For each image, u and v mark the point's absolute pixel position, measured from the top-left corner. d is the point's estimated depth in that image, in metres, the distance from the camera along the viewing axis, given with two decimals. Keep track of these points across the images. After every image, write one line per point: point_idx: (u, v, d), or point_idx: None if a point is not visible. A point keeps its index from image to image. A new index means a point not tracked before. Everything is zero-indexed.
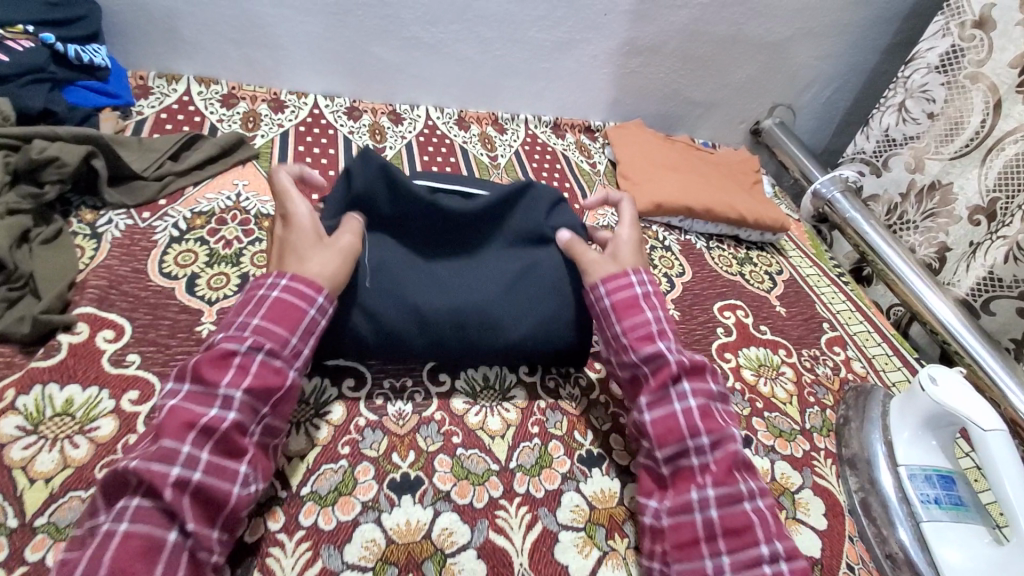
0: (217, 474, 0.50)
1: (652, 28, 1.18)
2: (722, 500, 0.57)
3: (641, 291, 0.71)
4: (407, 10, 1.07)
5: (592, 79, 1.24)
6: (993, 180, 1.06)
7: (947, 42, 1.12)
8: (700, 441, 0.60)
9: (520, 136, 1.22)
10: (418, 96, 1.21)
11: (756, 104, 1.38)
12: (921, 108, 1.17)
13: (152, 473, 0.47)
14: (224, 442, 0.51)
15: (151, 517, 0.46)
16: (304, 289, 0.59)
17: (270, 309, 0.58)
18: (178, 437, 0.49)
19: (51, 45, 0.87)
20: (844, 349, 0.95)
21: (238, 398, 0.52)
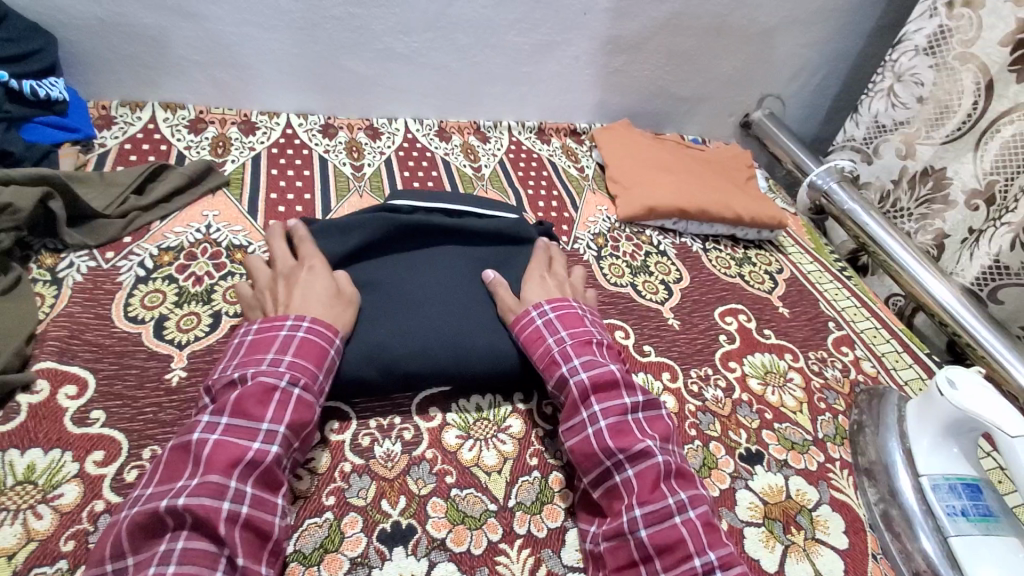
0: (261, 507, 0.51)
1: (634, 24, 1.14)
2: (652, 519, 0.55)
3: (542, 320, 0.69)
4: (377, 21, 1.02)
5: (575, 80, 1.20)
6: (991, 163, 1.02)
7: (934, 23, 1.08)
8: (614, 461, 0.59)
9: (503, 144, 1.18)
10: (396, 108, 1.16)
11: (745, 96, 1.34)
12: (910, 92, 1.13)
13: (205, 510, 0.47)
14: (267, 476, 0.52)
15: (201, 557, 0.46)
16: (329, 329, 0.62)
17: (298, 346, 0.59)
18: (226, 473, 0.50)
19: (5, 83, 0.81)
20: (853, 348, 0.91)
21: (281, 432, 0.54)
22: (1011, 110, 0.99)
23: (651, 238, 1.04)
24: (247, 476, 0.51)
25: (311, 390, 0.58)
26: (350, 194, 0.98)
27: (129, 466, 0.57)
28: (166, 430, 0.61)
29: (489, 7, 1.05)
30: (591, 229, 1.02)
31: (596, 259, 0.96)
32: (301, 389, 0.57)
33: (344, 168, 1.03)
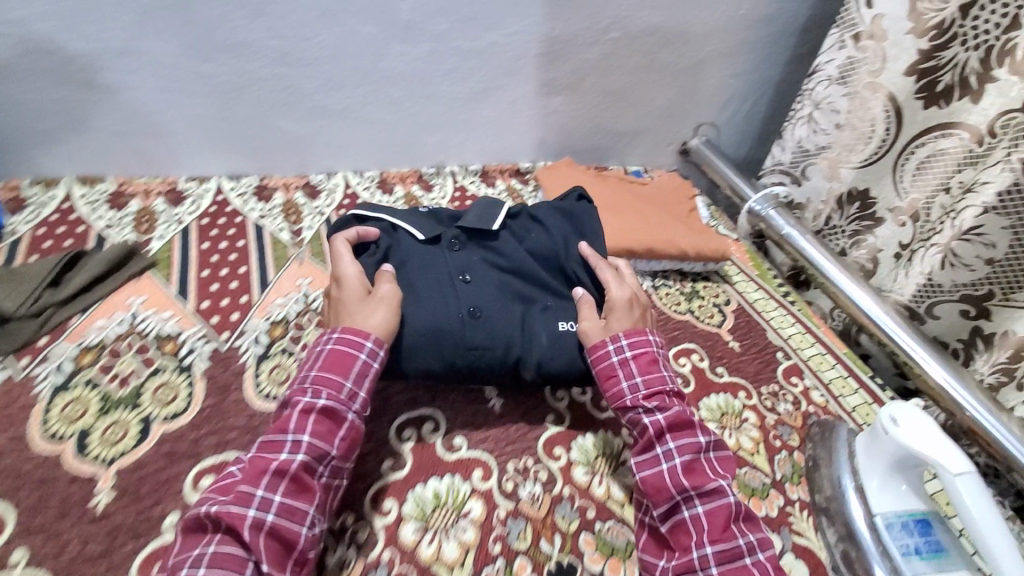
0: (289, 516, 0.59)
1: (567, 67, 1.15)
2: (721, 558, 0.62)
3: (619, 358, 0.75)
4: (306, 79, 0.99)
5: (515, 124, 1.20)
6: (908, 183, 1.08)
7: (843, 54, 1.12)
8: (687, 497, 0.66)
9: (448, 191, 1.17)
10: (335, 163, 1.13)
11: (681, 126, 1.37)
12: (827, 118, 1.18)
13: (232, 517, 0.56)
14: (294, 482, 0.60)
15: (227, 562, 0.55)
16: (353, 338, 0.68)
17: (325, 360, 0.67)
18: (253, 483, 0.59)
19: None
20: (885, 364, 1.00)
21: (303, 441, 0.62)
22: (920, 135, 1.04)
23: None
24: (269, 486, 0.59)
25: (336, 401, 0.65)
26: (288, 262, 0.93)
27: None
28: (96, 565, 0.57)
29: (422, 60, 1.03)
30: None
31: None
32: (325, 399, 0.65)
33: (282, 234, 0.98)
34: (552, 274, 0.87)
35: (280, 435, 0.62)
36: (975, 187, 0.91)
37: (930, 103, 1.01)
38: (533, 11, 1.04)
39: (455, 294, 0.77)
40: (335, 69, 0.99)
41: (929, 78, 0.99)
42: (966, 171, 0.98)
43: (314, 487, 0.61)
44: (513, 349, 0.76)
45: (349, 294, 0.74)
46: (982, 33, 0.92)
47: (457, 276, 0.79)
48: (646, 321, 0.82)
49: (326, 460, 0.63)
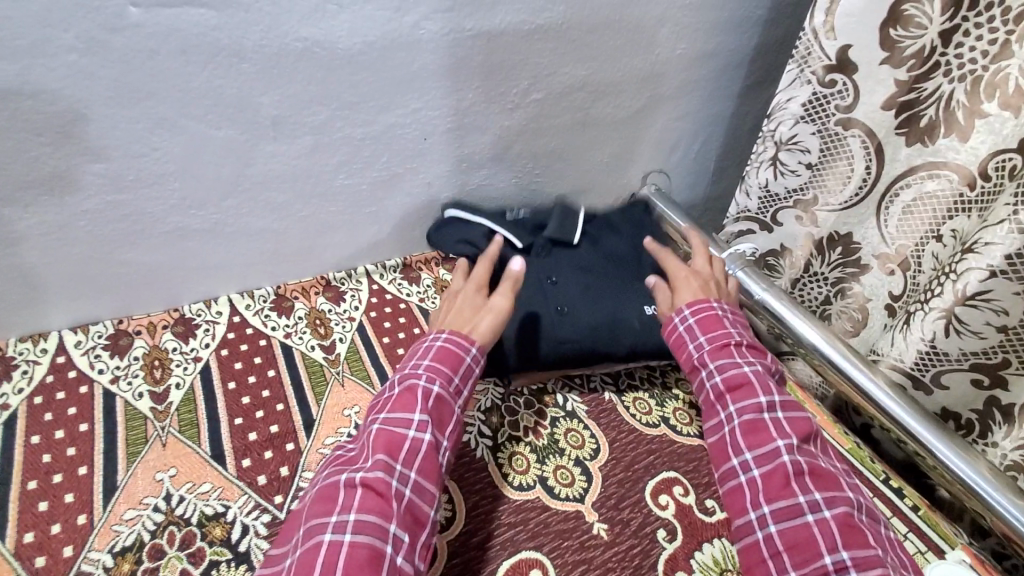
0: (419, 494, 0.63)
1: (484, 139, 0.97)
2: (780, 515, 0.64)
3: (686, 327, 0.81)
4: (152, 202, 0.80)
5: (434, 208, 1.02)
6: (894, 227, 0.93)
7: (807, 90, 0.93)
8: (744, 457, 0.69)
9: (362, 298, 1.00)
10: (219, 287, 0.95)
11: (625, 178, 1.21)
12: (796, 160, 1.00)
13: (380, 484, 0.60)
14: (425, 461, 0.65)
15: (370, 529, 0.58)
16: (462, 339, 0.75)
17: (436, 354, 0.73)
18: (389, 454, 0.63)
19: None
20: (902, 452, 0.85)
21: (429, 423, 0.66)
22: (905, 174, 0.89)
23: (555, 395, 0.86)
24: (409, 466, 0.63)
25: (445, 390, 0.70)
26: (146, 447, 0.76)
27: None
28: None
29: (307, 157, 0.85)
30: (483, 406, 0.83)
31: (493, 453, 0.78)
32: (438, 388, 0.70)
33: (141, 401, 0.81)
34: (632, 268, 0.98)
35: (411, 412, 0.67)
36: (976, 249, 0.78)
37: (913, 139, 0.86)
38: (434, 84, 0.86)
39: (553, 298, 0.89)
40: (196, 183, 0.81)
41: (913, 110, 0.84)
42: (960, 217, 0.84)
43: (439, 470, 0.65)
44: (600, 340, 0.86)
45: (467, 295, 0.84)
46: (968, 62, 0.78)
47: (547, 278, 0.92)
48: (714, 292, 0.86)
49: (444, 448, 0.67)
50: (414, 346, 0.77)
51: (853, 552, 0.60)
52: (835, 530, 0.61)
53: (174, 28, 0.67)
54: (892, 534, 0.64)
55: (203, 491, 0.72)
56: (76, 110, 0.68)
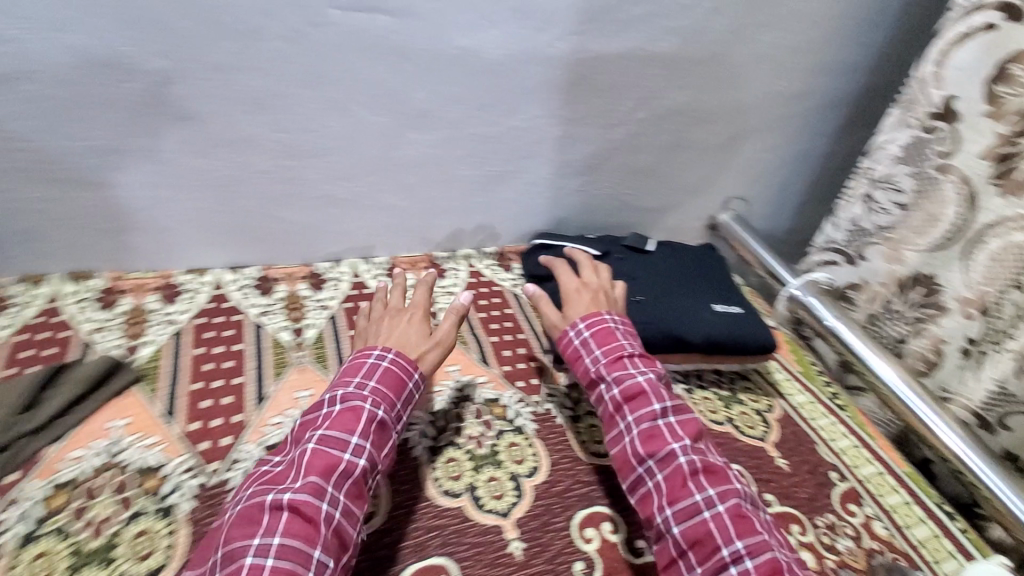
0: (346, 518, 0.62)
1: (484, 145, 1.01)
2: (682, 517, 0.66)
3: (580, 339, 0.82)
4: (150, 156, 0.85)
5: (426, 210, 1.07)
6: (982, 273, 0.91)
7: (908, 134, 1.00)
8: (647, 465, 0.70)
9: (342, 291, 1.03)
10: (209, 259, 1.00)
11: (624, 206, 1.21)
12: (888, 199, 1.05)
13: (307, 505, 0.60)
14: (354, 485, 0.64)
15: (294, 555, 0.56)
16: (362, 364, 0.74)
17: (380, 374, 0.73)
18: (324, 476, 0.62)
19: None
20: (861, 507, 0.86)
21: (365, 446, 0.66)
22: (998, 222, 0.88)
23: (507, 408, 0.87)
24: (344, 487, 0.63)
25: (387, 413, 0.70)
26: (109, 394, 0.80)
27: None
28: None
29: (319, 155, 0.93)
30: (432, 408, 0.85)
31: (429, 455, 0.79)
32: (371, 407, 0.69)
33: (112, 351, 0.86)
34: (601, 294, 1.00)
35: (352, 427, 0.67)
36: None
37: (1008, 190, 0.86)
38: (448, 92, 0.92)
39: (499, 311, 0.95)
40: (214, 161, 0.88)
41: (1011, 163, 0.85)
42: None
43: (365, 494, 0.65)
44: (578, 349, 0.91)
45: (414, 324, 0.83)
46: None
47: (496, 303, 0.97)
48: (604, 301, 0.88)
49: (374, 472, 0.67)
50: (352, 359, 0.76)
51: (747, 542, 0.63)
52: (731, 526, 0.64)
53: (226, 22, 0.76)
54: (769, 517, 0.69)
55: (148, 444, 0.75)
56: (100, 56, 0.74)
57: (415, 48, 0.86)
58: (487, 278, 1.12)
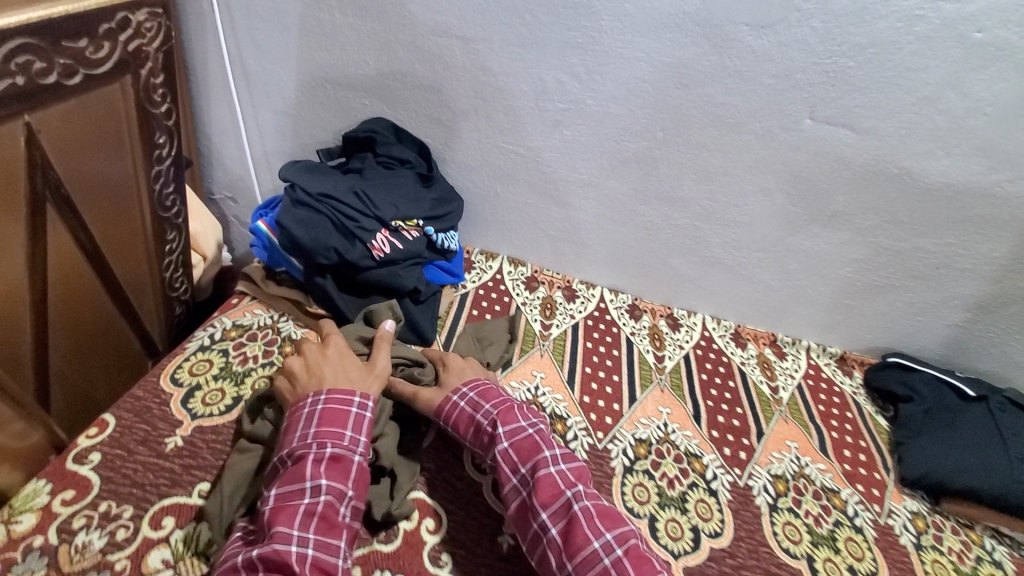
0: (324, 552, 0.61)
1: (767, 225, 1.05)
2: (582, 568, 0.63)
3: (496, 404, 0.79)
4: (505, 162, 1.10)
5: (682, 267, 1.15)
6: None
7: None
8: (540, 517, 0.67)
9: (588, 307, 1.17)
10: (500, 246, 1.24)
11: (891, 328, 1.13)
12: None
13: (276, 555, 0.58)
14: (323, 521, 0.62)
15: None
16: (346, 395, 0.72)
17: (321, 416, 0.69)
18: (287, 523, 0.60)
19: (429, 235, 1.04)
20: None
21: (323, 485, 0.64)
22: None
23: (705, 466, 0.89)
24: (351, 483, 0.66)
25: (340, 447, 0.67)
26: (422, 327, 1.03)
27: (82, 513, 0.65)
28: (132, 489, 0.69)
29: (619, 198, 1.09)
30: (637, 433, 0.91)
31: (625, 470, 0.85)
32: (330, 449, 0.66)
33: None
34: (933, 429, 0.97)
35: (343, 426, 0.69)
36: None
37: None
38: (766, 176, 1.00)
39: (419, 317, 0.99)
40: (554, 184, 1.11)
41: None
42: None
43: (340, 525, 0.63)
44: (943, 477, 0.90)
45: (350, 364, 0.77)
46: None
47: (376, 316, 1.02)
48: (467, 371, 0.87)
49: (345, 501, 0.65)
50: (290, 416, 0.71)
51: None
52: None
53: (631, 93, 0.96)
54: None
55: None
56: (511, 88, 1.01)
57: (769, 144, 0.96)
58: (719, 347, 1.14)
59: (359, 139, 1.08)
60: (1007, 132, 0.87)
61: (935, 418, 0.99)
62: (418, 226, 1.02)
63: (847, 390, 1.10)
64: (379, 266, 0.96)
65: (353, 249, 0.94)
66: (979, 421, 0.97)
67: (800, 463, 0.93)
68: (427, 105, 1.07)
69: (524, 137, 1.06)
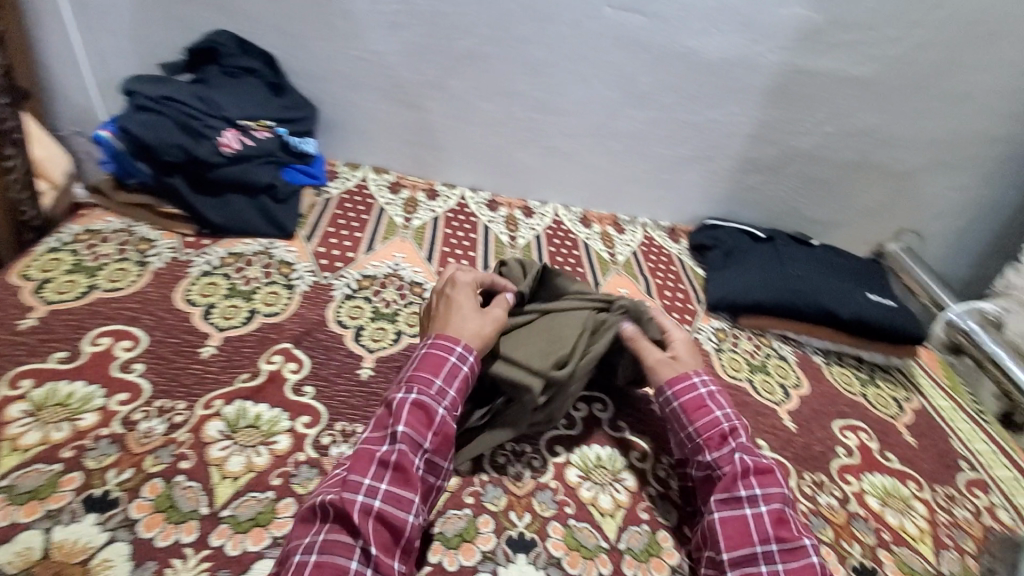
0: (396, 503, 0.58)
1: (592, 112, 1.21)
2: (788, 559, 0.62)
3: (706, 391, 0.75)
4: (353, 69, 1.17)
5: (528, 160, 1.29)
6: None
7: None
8: (756, 511, 0.65)
9: (449, 204, 1.27)
10: (362, 157, 1.30)
11: (704, 197, 1.33)
12: None
13: (343, 502, 0.56)
14: (399, 472, 0.60)
15: (333, 547, 0.54)
16: (445, 341, 0.69)
17: (422, 360, 0.68)
18: (363, 472, 0.59)
19: (282, 136, 1.10)
20: (986, 494, 0.88)
21: (400, 431, 0.61)
22: None
23: None
24: (429, 435, 0.63)
25: (427, 395, 0.65)
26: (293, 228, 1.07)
27: None
28: None
29: (463, 95, 1.20)
30: None
31: None
32: (416, 395, 0.64)
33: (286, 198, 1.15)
34: (739, 267, 1.18)
35: (434, 373, 0.66)
36: None
37: None
38: (583, 64, 1.15)
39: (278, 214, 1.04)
40: (402, 87, 1.19)
41: None
42: None
43: (416, 477, 0.60)
44: (742, 297, 1.10)
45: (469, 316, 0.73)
46: None
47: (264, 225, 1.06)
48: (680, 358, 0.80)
49: (420, 452, 0.62)
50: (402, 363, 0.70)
51: (734, 555, 0.62)
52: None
53: None
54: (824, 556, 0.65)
55: (289, 249, 1.01)
56: None
57: (579, 33, 1.11)
58: (567, 228, 1.29)
59: (203, 52, 1.10)
60: (759, 7, 1.07)
61: (737, 260, 1.20)
62: (270, 127, 1.09)
63: (673, 252, 1.29)
64: (230, 163, 1.01)
65: (201, 146, 0.99)
66: (766, 256, 1.20)
67: None
68: (268, 14, 1.11)
69: (367, 41, 1.14)
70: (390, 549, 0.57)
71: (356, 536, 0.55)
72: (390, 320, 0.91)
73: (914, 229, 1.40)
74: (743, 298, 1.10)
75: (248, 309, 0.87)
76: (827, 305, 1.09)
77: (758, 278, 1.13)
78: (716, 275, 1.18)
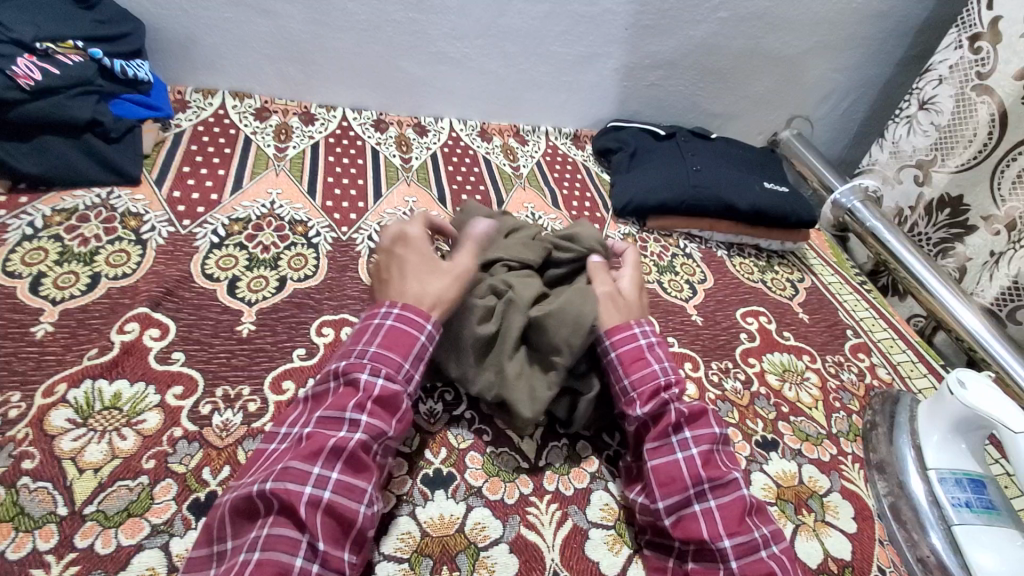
0: (347, 492, 0.52)
1: (477, 9, 1.08)
2: (719, 494, 0.58)
3: (646, 341, 0.69)
4: None
5: (413, 71, 1.15)
6: (1006, 187, 1.07)
7: (958, 54, 1.14)
8: (689, 451, 0.61)
9: (329, 128, 1.13)
10: (215, 80, 1.11)
11: (605, 97, 1.27)
12: (931, 119, 1.20)
13: (289, 494, 0.48)
14: (351, 461, 0.53)
15: (280, 544, 0.47)
16: (415, 317, 0.62)
17: (386, 336, 0.61)
18: (308, 460, 0.51)
19: (98, 60, 0.90)
20: (868, 356, 0.96)
21: (363, 419, 0.55)
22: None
23: None
24: (393, 423, 0.57)
25: (393, 378, 0.58)
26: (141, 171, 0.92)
27: None
28: None
29: None
30: (382, 220, 0.95)
31: (370, 252, 0.89)
32: (382, 378, 0.58)
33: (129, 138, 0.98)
34: (645, 169, 1.15)
35: (401, 355, 0.60)
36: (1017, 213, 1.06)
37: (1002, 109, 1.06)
38: None
39: (117, 158, 0.88)
40: None
41: None
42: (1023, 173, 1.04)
43: (371, 466, 0.54)
44: (649, 198, 1.09)
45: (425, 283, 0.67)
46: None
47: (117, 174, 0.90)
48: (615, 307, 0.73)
49: (381, 441, 0.56)
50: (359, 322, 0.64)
51: (668, 501, 0.59)
52: (718, 518, 0.57)
53: None
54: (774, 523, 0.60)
55: (136, 198, 0.86)
56: None
57: None
58: (465, 144, 1.20)
59: None
60: None
61: (643, 162, 1.18)
62: (78, 49, 0.87)
63: (578, 159, 1.25)
64: (34, 98, 0.80)
65: None
66: (668, 155, 1.18)
67: (535, 217, 1.05)
68: None
69: None
70: (340, 544, 0.50)
71: (300, 529, 0.48)
72: (270, 267, 0.81)
73: (803, 115, 1.44)
74: (650, 199, 1.08)
75: (90, 274, 0.74)
76: (732, 197, 1.10)
77: (664, 177, 1.11)
78: (622, 178, 1.15)
